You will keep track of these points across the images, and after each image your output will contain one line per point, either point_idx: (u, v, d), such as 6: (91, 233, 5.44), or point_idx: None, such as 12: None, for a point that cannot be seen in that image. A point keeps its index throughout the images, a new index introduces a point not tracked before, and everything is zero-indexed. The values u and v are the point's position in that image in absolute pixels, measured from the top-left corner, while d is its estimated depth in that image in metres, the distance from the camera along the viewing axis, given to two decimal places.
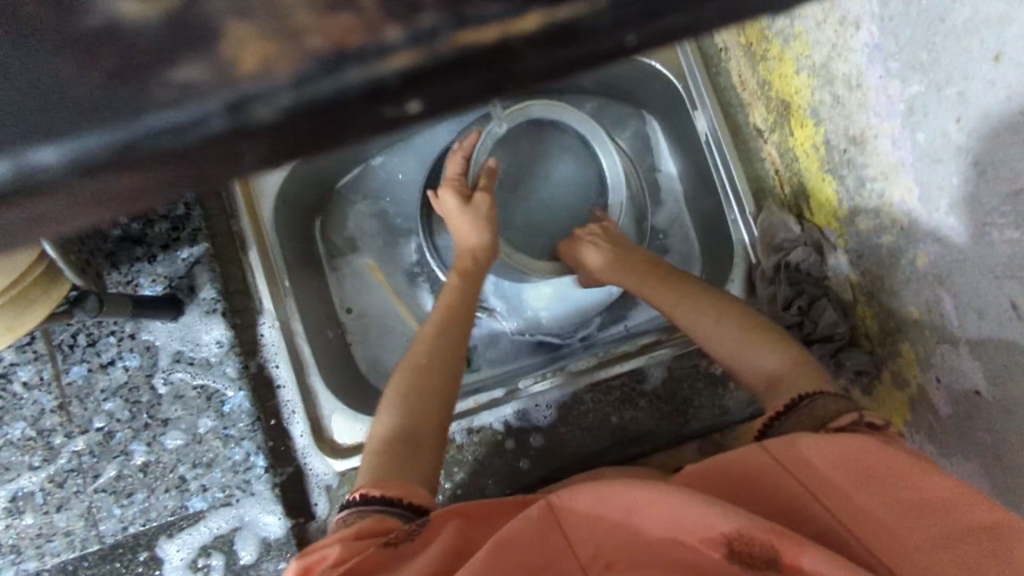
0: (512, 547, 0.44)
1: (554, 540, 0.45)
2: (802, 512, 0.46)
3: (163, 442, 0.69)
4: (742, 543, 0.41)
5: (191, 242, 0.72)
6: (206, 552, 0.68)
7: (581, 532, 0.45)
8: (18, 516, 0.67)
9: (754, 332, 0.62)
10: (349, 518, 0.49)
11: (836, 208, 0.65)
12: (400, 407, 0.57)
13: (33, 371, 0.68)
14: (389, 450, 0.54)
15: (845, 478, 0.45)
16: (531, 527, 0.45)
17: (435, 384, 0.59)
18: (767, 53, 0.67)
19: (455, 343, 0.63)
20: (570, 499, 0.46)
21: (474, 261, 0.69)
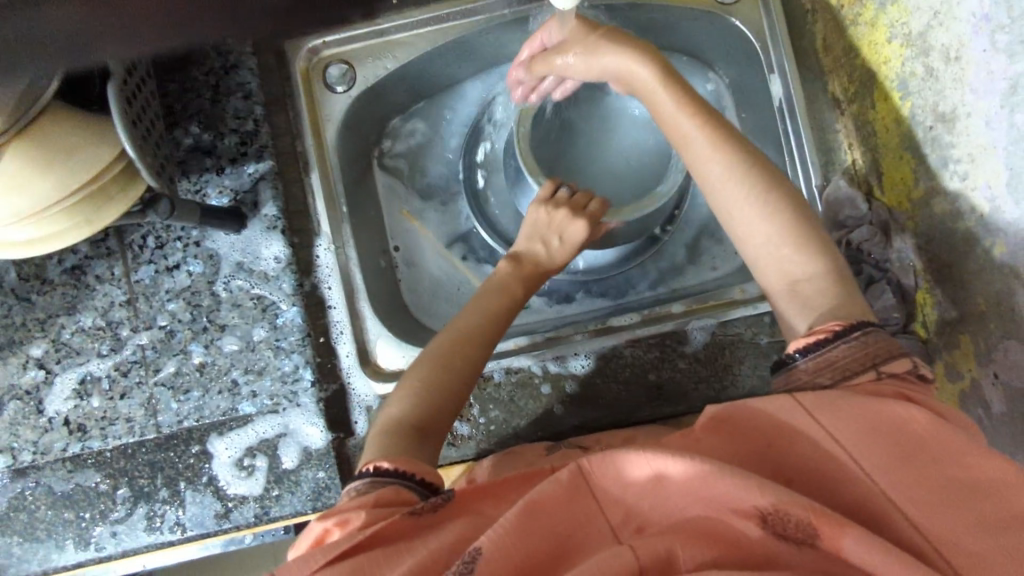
0: (546, 510, 0.43)
1: (584, 500, 0.44)
2: (838, 477, 0.43)
3: (219, 345, 0.73)
4: (778, 520, 0.40)
5: (258, 157, 0.74)
6: (251, 453, 0.72)
7: (612, 494, 0.44)
8: (86, 398, 0.73)
9: (805, 232, 0.54)
10: (360, 488, 0.50)
11: (911, 188, 0.62)
12: (415, 397, 0.58)
13: (106, 266, 0.73)
14: (395, 432, 0.55)
15: (890, 450, 0.42)
16: (563, 486, 0.44)
17: (457, 379, 0.59)
18: (858, 18, 0.65)
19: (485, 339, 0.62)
20: (605, 463, 0.45)
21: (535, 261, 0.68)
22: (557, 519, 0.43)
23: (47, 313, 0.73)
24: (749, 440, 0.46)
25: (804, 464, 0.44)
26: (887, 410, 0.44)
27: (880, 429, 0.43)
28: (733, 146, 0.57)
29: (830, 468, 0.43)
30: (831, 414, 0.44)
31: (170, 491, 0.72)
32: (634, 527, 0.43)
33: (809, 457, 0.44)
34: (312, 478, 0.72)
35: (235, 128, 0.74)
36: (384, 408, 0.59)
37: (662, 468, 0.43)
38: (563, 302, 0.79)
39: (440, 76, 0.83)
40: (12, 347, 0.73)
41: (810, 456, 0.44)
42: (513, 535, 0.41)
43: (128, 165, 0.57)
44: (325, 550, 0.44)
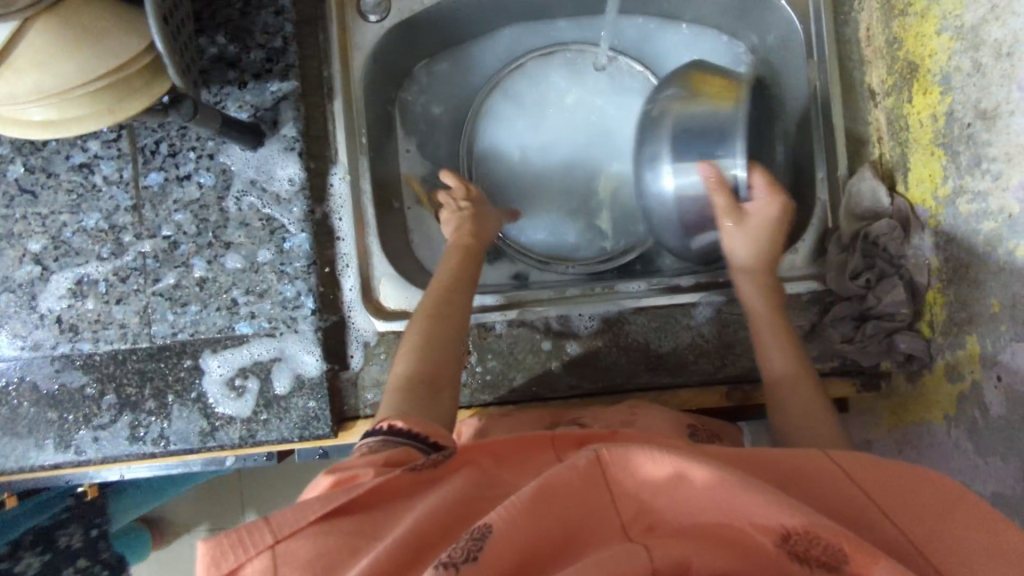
0: (562, 496, 0.42)
1: (598, 491, 0.43)
2: (860, 522, 0.42)
3: (222, 263, 0.71)
4: (802, 539, 0.39)
5: (282, 77, 0.72)
6: (243, 374, 0.71)
7: (628, 490, 0.43)
8: (81, 299, 0.72)
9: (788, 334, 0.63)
10: (373, 445, 0.50)
11: (937, 186, 0.62)
12: (417, 354, 0.60)
13: (114, 167, 0.71)
14: (412, 389, 0.57)
15: (915, 511, 0.42)
16: (579, 474, 0.43)
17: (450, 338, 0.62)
18: (908, 7, 0.64)
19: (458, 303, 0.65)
20: (624, 458, 0.43)
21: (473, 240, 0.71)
22: (572, 508, 0.42)
23: (49, 208, 0.71)
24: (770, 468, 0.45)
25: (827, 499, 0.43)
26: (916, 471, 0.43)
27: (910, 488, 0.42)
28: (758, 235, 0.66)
29: (852, 509, 0.43)
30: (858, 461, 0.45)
31: (158, 403, 0.71)
32: (644, 526, 0.42)
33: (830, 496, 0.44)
34: (302, 407, 0.71)
35: (263, 43, 0.72)
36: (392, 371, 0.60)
37: (687, 471, 0.42)
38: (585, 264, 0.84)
39: (474, 19, 0.81)
40: (11, 239, 0.72)
41: (835, 498, 0.43)
42: (526, 520, 0.40)
43: (154, 60, 0.55)
44: (325, 501, 0.43)
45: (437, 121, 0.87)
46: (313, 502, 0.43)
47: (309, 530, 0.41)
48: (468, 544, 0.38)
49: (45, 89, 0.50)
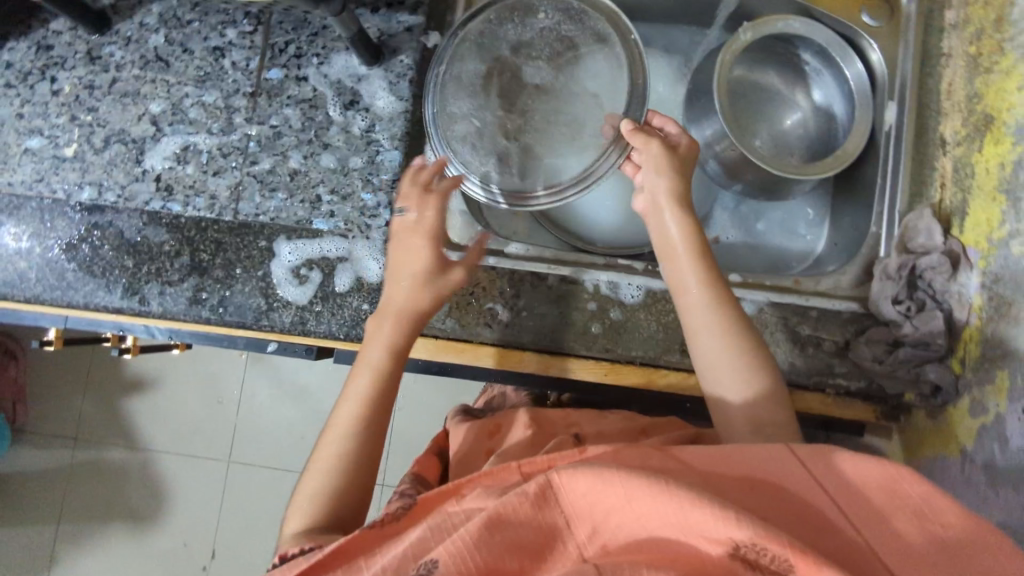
0: (510, 521, 0.48)
1: (552, 512, 0.49)
2: (817, 523, 0.48)
3: (317, 160, 0.77)
4: (751, 550, 0.43)
5: (411, 12, 0.80)
6: (309, 266, 0.76)
7: (580, 510, 0.49)
8: (183, 164, 0.78)
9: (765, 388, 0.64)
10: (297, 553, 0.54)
11: (994, 229, 0.66)
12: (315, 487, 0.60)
13: (244, 56, 0.78)
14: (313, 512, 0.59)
15: (861, 513, 0.48)
16: (528, 502, 0.49)
17: (356, 468, 0.62)
18: (995, 65, 0.71)
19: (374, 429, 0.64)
20: (569, 477, 0.49)
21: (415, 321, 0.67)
22: (520, 533, 0.48)
23: (177, 78, 0.78)
24: (731, 483, 0.51)
25: (779, 511, 0.49)
26: (867, 468, 0.49)
27: (862, 492, 0.48)
28: (680, 185, 0.68)
29: (809, 511, 0.49)
30: (811, 467, 0.50)
31: (225, 272, 0.76)
32: (600, 543, 0.48)
33: (781, 500, 0.50)
34: (355, 307, 0.75)
35: None
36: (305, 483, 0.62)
37: (629, 491, 0.47)
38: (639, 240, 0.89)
39: None
40: (135, 97, 0.78)
41: (792, 502, 0.49)
42: (474, 544, 0.46)
43: None
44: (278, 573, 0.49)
45: None
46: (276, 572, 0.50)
47: None
48: None
49: None
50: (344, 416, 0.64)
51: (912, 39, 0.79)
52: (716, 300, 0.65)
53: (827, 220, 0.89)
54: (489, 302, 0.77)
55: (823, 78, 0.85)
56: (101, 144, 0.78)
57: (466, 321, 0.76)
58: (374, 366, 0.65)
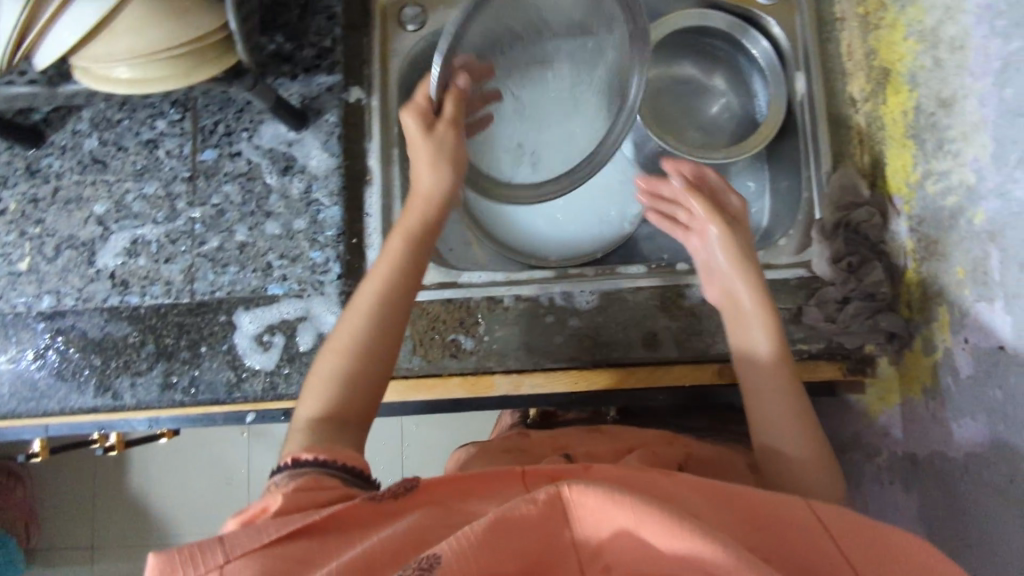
0: (515, 526, 0.40)
1: (562, 529, 0.41)
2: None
3: (262, 229, 0.79)
4: None
5: (329, 72, 0.82)
6: (271, 331, 0.78)
7: (590, 532, 0.41)
8: (134, 257, 0.80)
9: (803, 413, 0.63)
10: (281, 480, 0.53)
11: (910, 174, 0.68)
12: (320, 398, 0.60)
13: (177, 144, 0.81)
14: (311, 430, 0.59)
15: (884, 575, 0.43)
16: (540, 508, 0.41)
17: (349, 397, 0.60)
18: (881, 21, 0.73)
19: (370, 362, 0.62)
20: (587, 491, 0.41)
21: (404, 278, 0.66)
22: (526, 539, 0.40)
23: (116, 177, 0.81)
24: (744, 509, 0.47)
25: (794, 557, 0.44)
26: (899, 540, 0.45)
27: (886, 557, 0.44)
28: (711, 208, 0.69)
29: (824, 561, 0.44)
30: (849, 532, 0.45)
31: (192, 353, 0.78)
32: (602, 566, 0.41)
33: (803, 548, 0.44)
34: None
35: (315, 43, 0.82)
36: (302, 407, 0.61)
37: (646, 521, 0.39)
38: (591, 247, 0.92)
39: None
40: (79, 201, 0.81)
41: (812, 552, 0.44)
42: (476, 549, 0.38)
43: (226, 38, 0.66)
44: (253, 534, 0.45)
45: None
46: (267, 526, 0.46)
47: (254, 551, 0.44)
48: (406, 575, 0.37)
49: (136, 49, 0.61)
50: (340, 339, 0.63)
51: (806, 8, 0.82)
52: (766, 315, 0.66)
53: (766, 195, 0.90)
54: (452, 333, 0.78)
55: (734, 60, 0.89)
56: (53, 253, 0.80)
57: (432, 356, 0.78)
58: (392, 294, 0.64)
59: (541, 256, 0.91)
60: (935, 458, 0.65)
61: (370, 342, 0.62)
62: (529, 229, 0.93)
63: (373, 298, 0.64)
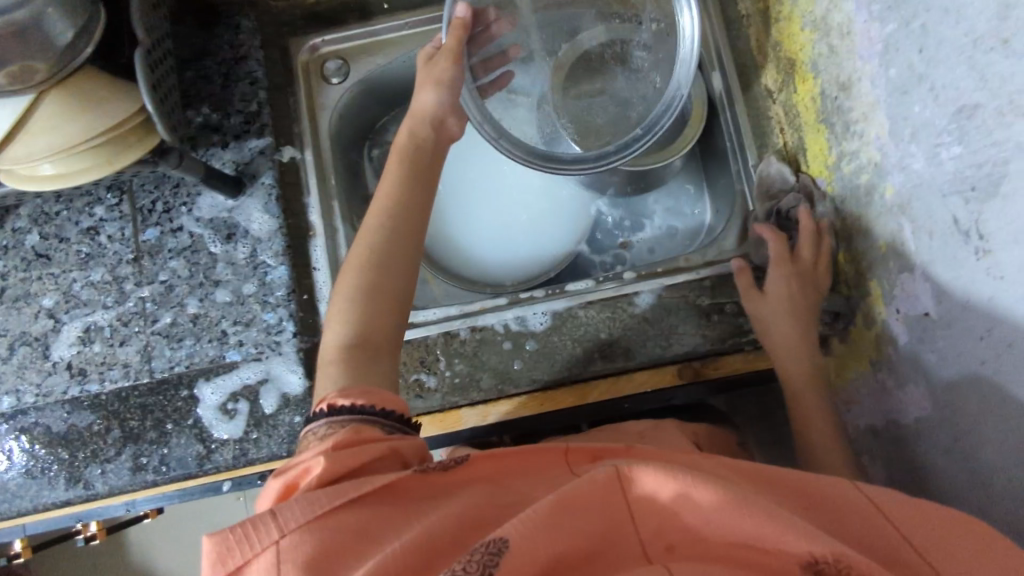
0: (576, 511, 0.46)
1: (615, 505, 0.47)
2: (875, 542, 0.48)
3: (212, 298, 0.80)
4: (829, 566, 0.42)
5: (259, 135, 0.82)
6: (235, 398, 0.78)
7: (647, 511, 0.48)
8: (89, 344, 0.80)
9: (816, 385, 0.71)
10: (321, 432, 0.54)
11: (827, 157, 0.70)
12: (347, 324, 0.61)
13: (117, 227, 0.82)
14: (345, 358, 0.60)
15: (925, 535, 0.47)
16: (597, 486, 0.47)
17: (378, 330, 0.62)
18: (779, 15, 0.74)
19: (395, 298, 0.63)
20: (642, 472, 0.48)
21: (413, 211, 0.67)
22: (585, 524, 0.46)
23: (61, 268, 0.81)
24: (791, 490, 0.51)
25: (839, 526, 0.49)
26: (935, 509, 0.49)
27: (924, 520, 0.48)
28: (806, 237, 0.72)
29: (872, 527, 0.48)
30: (881, 492, 0.50)
31: (158, 432, 0.78)
32: (665, 545, 0.47)
33: (861, 529, 0.49)
34: (289, 422, 0.77)
35: (241, 109, 0.83)
36: (327, 335, 0.62)
37: (701, 495, 0.45)
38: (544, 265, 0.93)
39: None
40: (27, 298, 0.81)
41: (859, 524, 0.49)
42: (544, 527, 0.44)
43: (144, 120, 0.67)
44: (310, 499, 0.47)
45: None
46: (319, 497, 0.47)
47: (310, 523, 0.46)
48: (483, 557, 0.42)
49: (57, 145, 0.61)
50: (352, 266, 0.64)
51: (712, 11, 0.85)
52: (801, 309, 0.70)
53: (705, 191, 0.93)
54: (414, 373, 0.79)
55: None
56: (8, 351, 0.80)
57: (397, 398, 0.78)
58: (415, 234, 0.66)
59: (497, 282, 0.92)
60: (891, 426, 0.66)
61: (393, 280, 0.63)
62: (477, 258, 0.94)
63: (393, 238, 0.65)
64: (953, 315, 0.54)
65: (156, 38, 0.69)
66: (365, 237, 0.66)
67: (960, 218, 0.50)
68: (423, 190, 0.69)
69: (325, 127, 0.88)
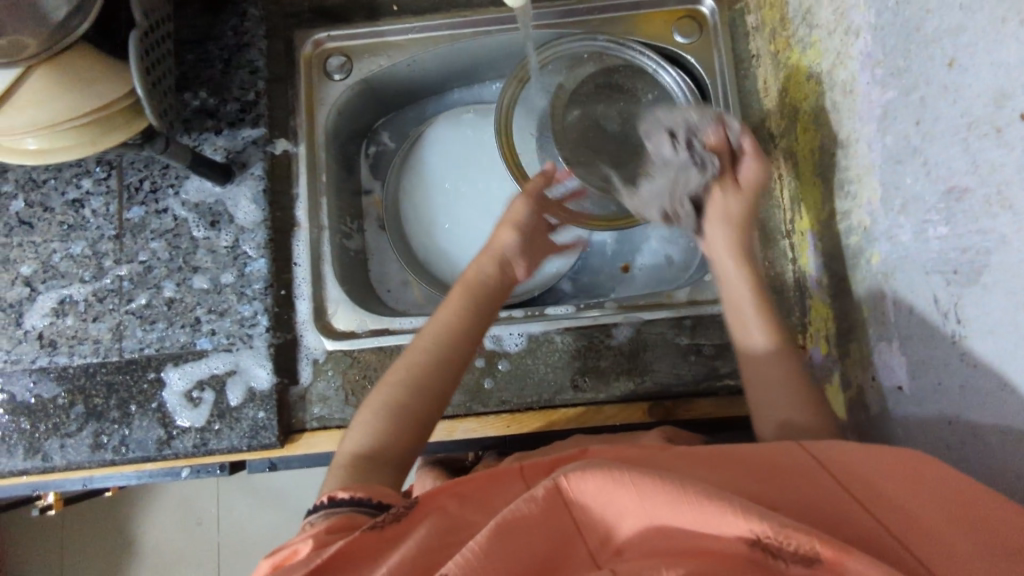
0: (517, 527, 0.43)
1: (559, 520, 0.45)
2: (845, 514, 0.45)
3: (189, 284, 0.79)
4: (775, 543, 0.40)
5: (253, 125, 0.82)
6: (201, 386, 0.77)
7: (590, 517, 0.45)
8: (62, 317, 0.79)
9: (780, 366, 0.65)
10: (316, 519, 0.53)
11: (820, 212, 0.69)
12: (370, 430, 0.61)
13: (103, 202, 0.81)
14: (356, 462, 0.59)
15: (889, 490, 0.45)
16: (539, 506, 0.45)
17: (395, 446, 0.60)
18: (788, 61, 0.73)
19: (415, 419, 0.62)
20: (580, 480, 0.45)
21: (468, 342, 0.66)
22: (530, 538, 0.43)
23: (42, 237, 0.81)
24: (745, 466, 0.49)
25: (796, 496, 0.46)
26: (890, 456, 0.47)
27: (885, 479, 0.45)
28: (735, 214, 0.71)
29: (833, 505, 0.45)
30: (844, 466, 0.47)
31: (121, 412, 0.77)
32: (613, 548, 0.44)
33: (816, 496, 0.46)
34: (252, 417, 0.77)
35: (238, 97, 0.83)
36: (347, 435, 0.62)
37: (643, 491, 0.43)
38: (528, 284, 0.92)
39: (426, 76, 0.93)
40: (5, 263, 0.81)
41: (818, 492, 0.46)
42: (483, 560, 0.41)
43: (135, 102, 0.66)
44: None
45: (385, 163, 0.98)
46: None
47: None
48: None
49: (40, 121, 0.60)
50: (394, 371, 0.64)
51: (723, 48, 0.83)
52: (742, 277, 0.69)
53: None
54: None
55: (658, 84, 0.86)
56: None
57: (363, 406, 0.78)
58: (459, 364, 0.65)
59: None
60: None
61: (421, 400, 0.63)
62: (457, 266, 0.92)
63: (442, 364, 0.64)
64: (924, 393, 0.53)
65: (156, 22, 0.69)
66: (415, 349, 0.66)
67: (941, 297, 0.49)
68: (485, 308, 0.68)
69: (322, 125, 0.86)
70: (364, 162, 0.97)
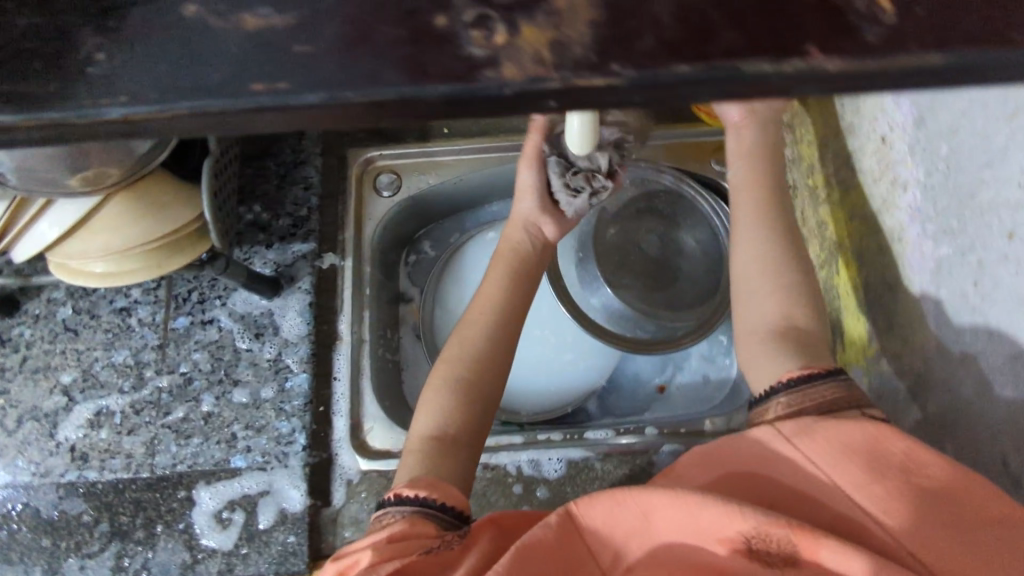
0: (535, 554, 0.51)
1: (573, 546, 0.53)
2: (813, 499, 0.52)
3: (229, 398, 0.79)
4: (760, 541, 0.50)
5: (304, 239, 0.85)
6: (232, 507, 0.75)
7: (602, 534, 0.54)
8: (96, 428, 0.78)
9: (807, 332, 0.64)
10: (384, 518, 0.58)
11: (866, 347, 0.69)
12: (435, 413, 0.66)
13: (149, 311, 0.82)
14: (428, 449, 0.64)
15: (859, 468, 0.51)
16: (553, 532, 0.52)
17: (465, 427, 0.66)
18: (828, 197, 0.76)
19: (479, 402, 0.67)
20: (588, 506, 0.53)
21: (513, 317, 0.71)
22: (548, 561, 0.51)
23: (86, 345, 0.81)
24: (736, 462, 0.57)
25: (768, 493, 0.55)
26: (849, 431, 0.52)
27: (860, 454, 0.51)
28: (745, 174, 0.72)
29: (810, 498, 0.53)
30: (807, 440, 0.53)
31: (147, 532, 0.75)
32: (622, 565, 0.54)
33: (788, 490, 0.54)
34: (282, 541, 0.74)
35: (290, 212, 0.86)
36: (414, 424, 0.67)
37: (648, 507, 0.53)
38: (562, 400, 0.92)
39: (469, 192, 0.96)
40: (45, 371, 0.81)
41: (789, 480, 0.54)
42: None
43: (201, 226, 0.68)
44: None
45: (423, 272, 0.99)
46: None
47: None
48: None
49: (113, 247, 0.62)
50: (450, 353, 0.70)
51: None
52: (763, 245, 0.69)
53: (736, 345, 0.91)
54: None
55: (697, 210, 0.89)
56: (14, 425, 0.79)
57: None
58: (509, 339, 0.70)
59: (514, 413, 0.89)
60: None
61: (487, 382, 0.68)
62: None
63: (490, 346, 0.69)
64: None
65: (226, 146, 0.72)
66: (460, 334, 0.70)
67: (1010, 463, 0.49)
68: (528, 282, 0.74)
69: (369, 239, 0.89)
70: (403, 271, 0.99)
